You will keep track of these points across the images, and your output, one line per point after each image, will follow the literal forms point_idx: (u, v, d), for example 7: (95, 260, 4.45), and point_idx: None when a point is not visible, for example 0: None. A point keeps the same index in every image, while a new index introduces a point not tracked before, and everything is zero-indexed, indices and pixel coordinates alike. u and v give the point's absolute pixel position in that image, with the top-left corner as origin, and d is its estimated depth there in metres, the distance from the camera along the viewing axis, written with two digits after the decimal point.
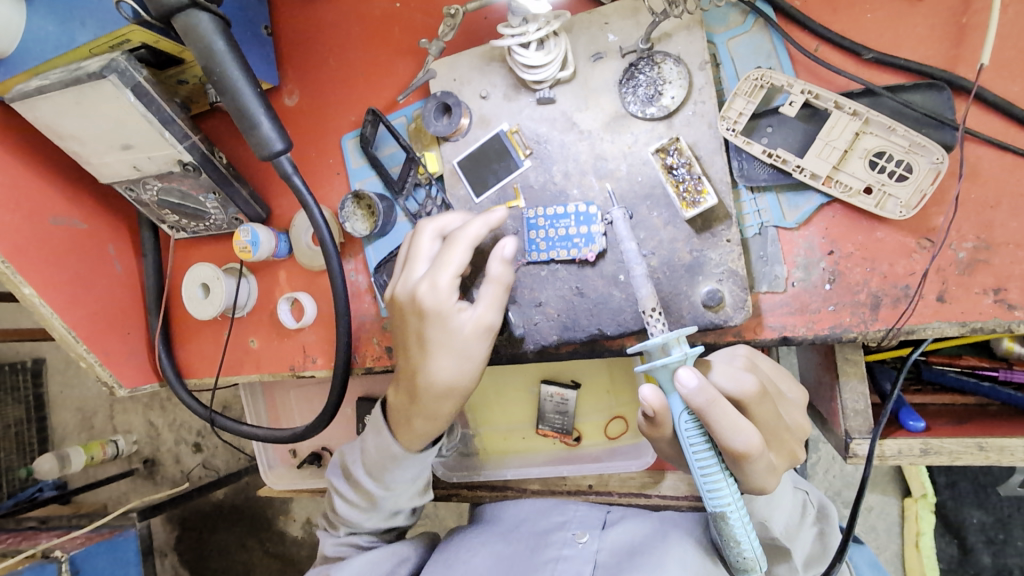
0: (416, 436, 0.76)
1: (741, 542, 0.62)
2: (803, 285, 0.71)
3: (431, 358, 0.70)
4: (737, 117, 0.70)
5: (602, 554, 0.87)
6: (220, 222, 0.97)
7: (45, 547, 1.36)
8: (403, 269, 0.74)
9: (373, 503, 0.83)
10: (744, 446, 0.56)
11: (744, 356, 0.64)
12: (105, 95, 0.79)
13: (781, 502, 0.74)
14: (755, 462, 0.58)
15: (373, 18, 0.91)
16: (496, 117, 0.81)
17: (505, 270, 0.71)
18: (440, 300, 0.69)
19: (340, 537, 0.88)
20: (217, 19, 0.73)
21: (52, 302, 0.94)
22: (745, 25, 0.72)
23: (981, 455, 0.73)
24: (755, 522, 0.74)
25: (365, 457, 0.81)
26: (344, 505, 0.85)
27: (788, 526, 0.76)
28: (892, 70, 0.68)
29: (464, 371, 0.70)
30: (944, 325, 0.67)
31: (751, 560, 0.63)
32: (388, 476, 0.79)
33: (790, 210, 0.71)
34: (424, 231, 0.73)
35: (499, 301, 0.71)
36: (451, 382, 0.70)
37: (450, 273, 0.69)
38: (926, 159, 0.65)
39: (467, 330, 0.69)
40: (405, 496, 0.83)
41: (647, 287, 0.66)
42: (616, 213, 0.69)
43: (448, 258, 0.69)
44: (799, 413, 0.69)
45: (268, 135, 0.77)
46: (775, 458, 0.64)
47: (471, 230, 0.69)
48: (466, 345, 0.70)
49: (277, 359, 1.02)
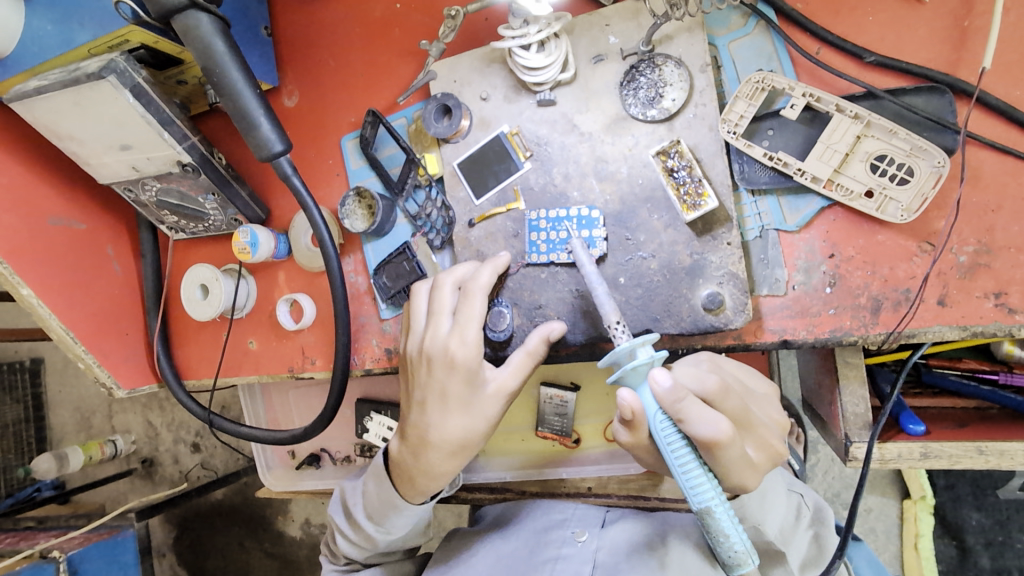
0: (418, 490, 0.77)
1: (730, 535, 0.60)
2: (803, 288, 0.71)
3: (451, 415, 0.71)
4: (738, 120, 0.70)
5: (601, 552, 0.86)
6: (219, 223, 0.97)
7: (43, 548, 1.36)
8: (427, 322, 0.73)
9: (372, 545, 0.84)
10: (712, 434, 0.56)
11: (710, 359, 0.65)
12: (103, 96, 0.79)
13: (776, 507, 0.76)
14: (727, 451, 0.58)
15: (374, 19, 0.91)
16: (496, 118, 0.80)
17: (540, 345, 0.71)
18: (469, 356, 0.69)
19: (341, 565, 0.90)
20: (216, 20, 0.73)
21: (50, 303, 0.93)
22: (745, 27, 0.72)
23: (981, 459, 0.73)
24: (750, 526, 0.74)
25: (366, 501, 0.83)
26: (344, 542, 0.87)
27: (782, 529, 0.76)
28: (893, 73, 0.68)
29: (477, 428, 0.72)
30: (945, 329, 0.67)
31: (743, 556, 0.61)
32: (387, 523, 0.81)
33: (791, 213, 0.71)
34: (446, 284, 0.73)
35: (522, 368, 0.72)
36: (463, 438, 0.72)
37: (478, 329, 0.70)
38: (927, 163, 0.64)
39: (490, 390, 0.71)
40: (403, 539, 0.85)
41: (610, 309, 0.64)
42: (575, 244, 0.69)
43: (471, 313, 0.70)
44: (771, 407, 0.69)
45: (267, 137, 0.77)
46: (753, 452, 0.64)
47: (482, 278, 0.71)
48: (485, 404, 0.71)
49: (276, 360, 1.01)
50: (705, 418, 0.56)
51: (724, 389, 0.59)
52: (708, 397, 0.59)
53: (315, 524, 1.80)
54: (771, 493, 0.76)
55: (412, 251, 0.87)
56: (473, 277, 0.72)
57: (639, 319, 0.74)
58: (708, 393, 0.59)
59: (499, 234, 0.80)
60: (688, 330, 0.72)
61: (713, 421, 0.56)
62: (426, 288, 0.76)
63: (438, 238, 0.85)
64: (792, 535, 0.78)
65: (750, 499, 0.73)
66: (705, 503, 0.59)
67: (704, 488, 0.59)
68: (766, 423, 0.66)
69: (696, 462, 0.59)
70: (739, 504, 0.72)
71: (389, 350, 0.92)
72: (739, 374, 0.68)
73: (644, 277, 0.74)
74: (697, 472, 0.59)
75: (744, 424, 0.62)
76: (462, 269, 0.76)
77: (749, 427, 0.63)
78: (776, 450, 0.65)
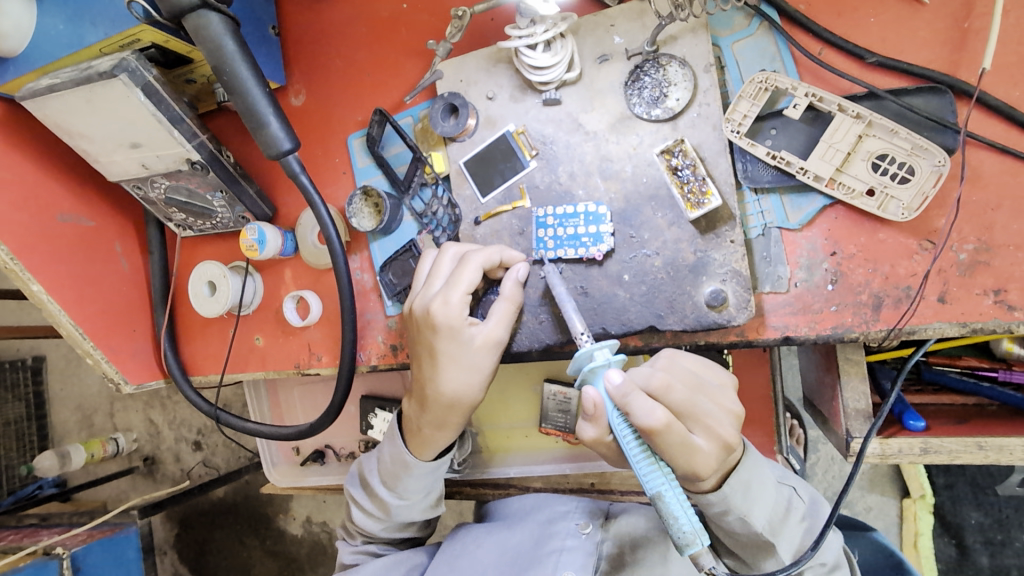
0: (427, 444, 0.81)
1: (677, 516, 0.59)
2: (806, 285, 0.72)
3: (440, 371, 0.74)
4: (741, 119, 0.72)
5: (606, 544, 0.88)
6: (227, 220, 0.98)
7: (47, 543, 1.37)
8: (422, 286, 0.78)
9: (387, 512, 0.88)
10: (646, 420, 0.58)
11: (666, 356, 0.65)
12: (115, 94, 0.80)
13: (762, 497, 0.71)
14: (665, 438, 0.59)
15: (380, 19, 0.92)
16: (502, 117, 0.81)
17: (517, 290, 0.75)
18: (451, 315, 0.73)
19: (357, 546, 0.94)
20: (227, 19, 0.74)
21: (60, 299, 0.94)
22: (749, 28, 0.73)
23: (980, 455, 0.74)
24: (735, 518, 0.71)
25: (381, 466, 0.87)
26: (361, 514, 0.91)
27: (770, 521, 0.72)
28: (895, 73, 0.69)
29: (471, 382, 0.74)
30: (945, 326, 0.68)
31: (692, 538, 0.59)
32: (400, 486, 0.85)
33: (794, 211, 0.72)
34: (446, 252, 0.77)
35: (508, 317, 0.75)
36: (456, 394, 0.74)
37: (462, 291, 0.73)
38: (928, 162, 0.65)
39: (478, 343, 0.74)
40: (417, 507, 0.87)
41: (578, 320, 0.69)
42: (548, 267, 0.75)
43: (460, 276, 0.73)
44: (729, 398, 0.65)
45: (276, 135, 0.78)
46: (706, 443, 0.62)
47: (483, 254, 0.74)
48: (475, 358, 0.74)
49: (282, 356, 1.02)
50: (641, 406, 0.59)
51: (666, 382, 0.61)
52: (651, 390, 0.61)
53: (316, 522, 1.81)
54: (758, 483, 0.71)
55: (418, 248, 0.89)
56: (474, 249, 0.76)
57: (644, 316, 0.75)
58: (649, 385, 0.61)
59: (504, 232, 0.81)
60: (692, 327, 0.73)
61: (647, 410, 0.59)
62: (432, 254, 0.81)
63: (444, 235, 0.87)
64: (783, 525, 0.73)
65: (733, 491, 0.69)
66: (654, 487, 0.60)
67: (653, 472, 0.61)
68: (721, 414, 0.63)
69: (638, 448, 0.61)
70: (721, 497, 0.69)
71: (395, 346, 0.93)
72: (699, 369, 0.65)
73: (648, 274, 0.75)
74: (643, 457, 0.61)
75: (689, 416, 0.62)
76: (470, 244, 0.79)
77: (696, 420, 0.62)
78: (728, 441, 0.62)
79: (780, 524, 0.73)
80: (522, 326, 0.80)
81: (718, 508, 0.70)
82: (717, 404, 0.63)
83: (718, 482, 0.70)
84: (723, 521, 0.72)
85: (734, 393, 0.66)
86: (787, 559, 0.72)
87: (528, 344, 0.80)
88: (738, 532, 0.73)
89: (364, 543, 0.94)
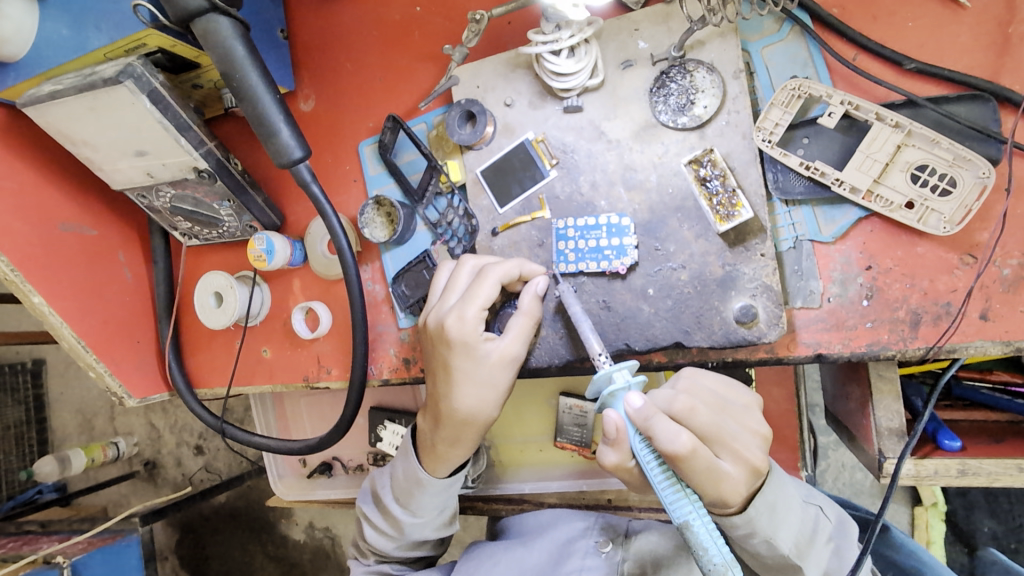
0: (440, 461, 0.78)
1: (707, 547, 0.54)
2: (839, 300, 0.69)
3: (454, 388, 0.71)
4: (773, 127, 0.69)
5: (627, 563, 0.84)
6: (234, 230, 0.95)
7: (46, 554, 1.34)
8: (437, 299, 0.75)
9: (399, 530, 0.85)
10: (670, 445, 0.54)
11: (687, 376, 0.61)
12: (120, 101, 0.77)
13: (787, 517, 0.67)
14: (692, 464, 0.55)
15: (393, 23, 0.89)
16: (521, 125, 0.79)
17: (535, 305, 0.72)
18: (465, 331, 0.70)
19: (370, 566, 0.91)
20: (236, 24, 0.71)
21: (61, 310, 0.91)
22: (780, 32, 0.70)
23: (1021, 477, 0.71)
24: (760, 541, 0.67)
25: (394, 483, 0.84)
26: (373, 532, 0.88)
27: (797, 542, 0.68)
28: (934, 80, 0.66)
29: (486, 400, 0.71)
30: (987, 344, 0.65)
31: (724, 571, 0.54)
32: (413, 504, 0.82)
33: (827, 224, 0.69)
34: (463, 265, 0.74)
35: (525, 333, 0.72)
36: (471, 411, 0.71)
37: (478, 306, 0.70)
38: (971, 173, 0.63)
39: (494, 359, 0.71)
40: (429, 526, 0.84)
41: (594, 340, 0.67)
42: (564, 285, 0.72)
43: (476, 291, 0.70)
44: (756, 420, 0.60)
45: (286, 143, 0.75)
46: (734, 469, 0.57)
47: (500, 267, 0.71)
48: (491, 375, 0.71)
49: (290, 369, 0.99)
50: (665, 430, 0.55)
51: (689, 405, 0.57)
52: (674, 413, 0.57)
53: (318, 529, 1.79)
54: (784, 504, 0.67)
55: (432, 259, 0.86)
56: (492, 263, 0.73)
57: (669, 332, 0.72)
58: (672, 408, 0.57)
59: (523, 243, 0.78)
60: (720, 343, 0.70)
61: (672, 434, 0.54)
62: (449, 267, 0.78)
63: (460, 246, 0.84)
64: (811, 548, 0.69)
65: (758, 513, 0.65)
66: (681, 516, 0.56)
67: (679, 500, 0.57)
68: (749, 438, 0.59)
69: (662, 474, 0.57)
70: (747, 519, 0.65)
71: (407, 360, 0.90)
72: (721, 390, 0.61)
73: (674, 288, 0.72)
74: (668, 484, 0.57)
75: (716, 440, 0.57)
76: (487, 256, 0.76)
77: (723, 444, 0.57)
78: (758, 465, 0.58)
79: (807, 547, 0.69)
80: (540, 341, 0.77)
81: (743, 530, 0.66)
82: (742, 426, 0.59)
83: (743, 504, 0.66)
84: (749, 544, 0.68)
85: (761, 415, 0.62)
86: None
87: (549, 360, 0.77)
88: (764, 556, 0.69)
89: (377, 563, 0.91)
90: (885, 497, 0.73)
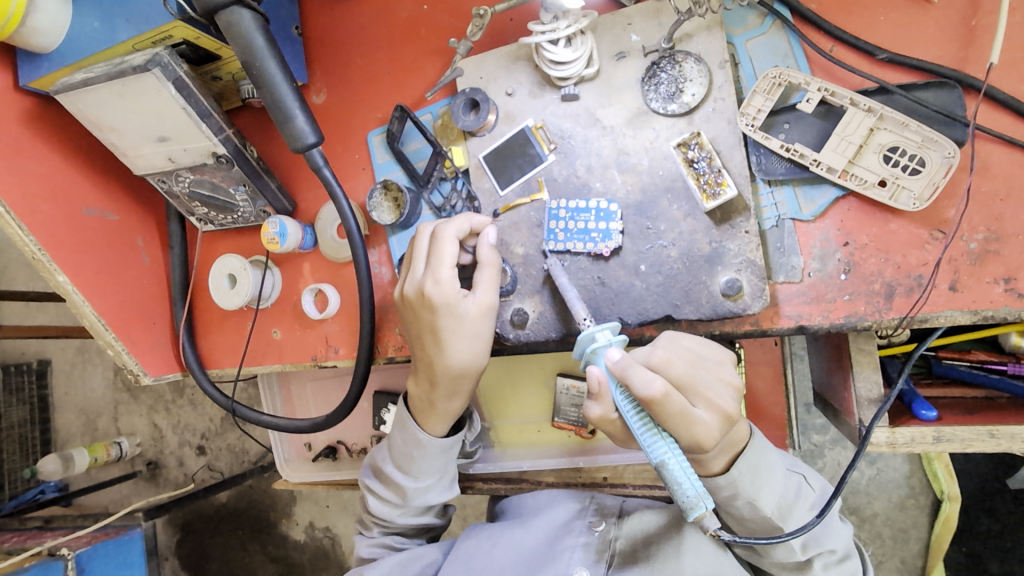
0: (438, 417, 0.82)
1: (680, 481, 0.58)
2: (819, 275, 0.74)
3: (445, 346, 0.76)
4: (756, 113, 0.74)
5: (619, 542, 0.88)
6: (248, 214, 1.00)
7: (52, 545, 1.36)
8: (408, 269, 0.79)
9: (403, 497, 0.88)
10: (645, 390, 0.59)
11: (667, 336, 0.67)
12: (147, 87, 0.83)
13: (770, 480, 0.71)
14: (664, 407, 0.60)
15: (400, 19, 0.95)
16: (521, 113, 0.84)
17: (493, 254, 0.77)
18: (445, 292, 0.74)
19: (374, 538, 0.95)
20: (257, 16, 0.76)
21: (83, 289, 0.96)
22: (762, 26, 0.76)
23: (992, 442, 0.75)
24: (744, 503, 0.71)
25: (393, 451, 0.88)
26: (377, 501, 0.92)
27: (780, 505, 0.71)
28: (904, 70, 0.71)
29: (475, 351, 0.76)
30: (957, 314, 0.70)
31: (696, 502, 0.58)
32: (414, 467, 0.86)
33: (807, 203, 0.75)
34: (424, 231, 0.78)
35: (494, 283, 0.76)
36: (464, 364, 0.76)
37: (448, 266, 0.75)
38: (938, 154, 0.68)
39: (473, 313, 0.75)
40: (433, 490, 0.88)
41: (581, 307, 0.72)
42: (552, 259, 0.79)
43: (441, 253, 0.75)
44: (728, 372, 0.65)
45: (301, 128, 0.79)
46: (707, 414, 0.62)
47: (454, 225, 0.76)
48: (475, 327, 0.76)
49: (299, 349, 1.03)
50: (640, 377, 0.59)
51: (666, 357, 0.63)
52: (652, 365, 0.63)
53: (318, 528, 1.81)
54: (766, 468, 0.71)
55: None
56: (445, 223, 0.77)
57: (660, 306, 0.77)
58: (650, 360, 0.63)
59: (522, 224, 0.83)
60: (708, 316, 0.75)
61: (646, 380, 0.59)
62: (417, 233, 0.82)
63: None
64: (792, 512, 0.72)
65: (741, 474, 0.69)
66: (658, 456, 0.60)
67: (656, 442, 0.61)
68: (721, 387, 0.64)
69: (640, 421, 0.62)
70: (730, 480, 0.69)
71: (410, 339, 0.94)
72: (698, 347, 0.66)
73: (664, 264, 0.77)
74: (645, 429, 0.62)
75: (690, 389, 0.62)
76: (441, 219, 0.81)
77: (697, 393, 0.62)
78: (730, 412, 0.63)
79: (790, 510, 0.72)
80: (536, 315, 0.82)
81: (727, 492, 0.70)
82: (716, 377, 0.64)
83: (726, 466, 0.70)
84: (733, 507, 0.71)
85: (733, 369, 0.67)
86: (797, 547, 0.72)
87: (545, 333, 0.82)
88: (748, 519, 0.72)
89: (381, 535, 0.95)
90: (857, 453, 0.77)
